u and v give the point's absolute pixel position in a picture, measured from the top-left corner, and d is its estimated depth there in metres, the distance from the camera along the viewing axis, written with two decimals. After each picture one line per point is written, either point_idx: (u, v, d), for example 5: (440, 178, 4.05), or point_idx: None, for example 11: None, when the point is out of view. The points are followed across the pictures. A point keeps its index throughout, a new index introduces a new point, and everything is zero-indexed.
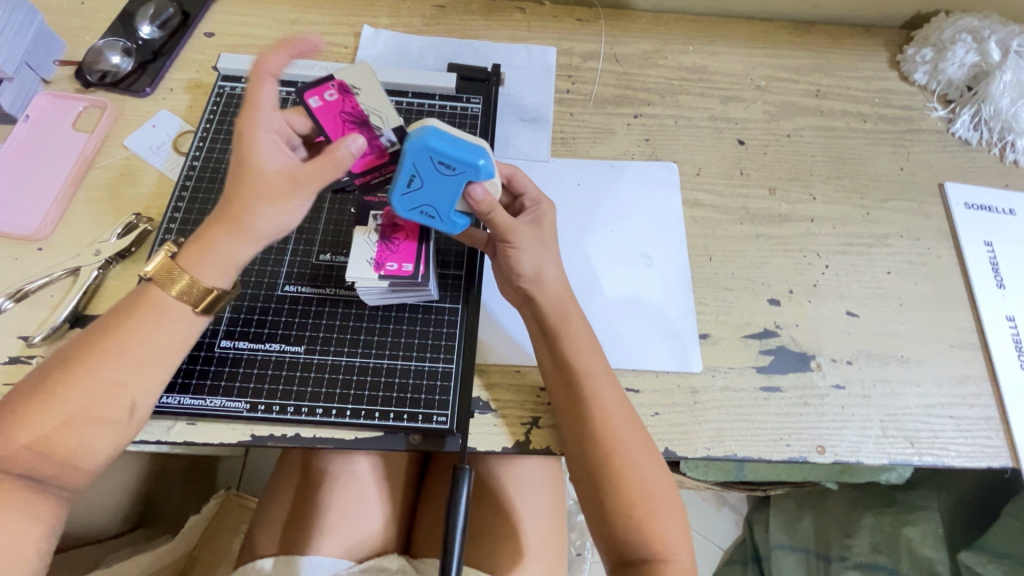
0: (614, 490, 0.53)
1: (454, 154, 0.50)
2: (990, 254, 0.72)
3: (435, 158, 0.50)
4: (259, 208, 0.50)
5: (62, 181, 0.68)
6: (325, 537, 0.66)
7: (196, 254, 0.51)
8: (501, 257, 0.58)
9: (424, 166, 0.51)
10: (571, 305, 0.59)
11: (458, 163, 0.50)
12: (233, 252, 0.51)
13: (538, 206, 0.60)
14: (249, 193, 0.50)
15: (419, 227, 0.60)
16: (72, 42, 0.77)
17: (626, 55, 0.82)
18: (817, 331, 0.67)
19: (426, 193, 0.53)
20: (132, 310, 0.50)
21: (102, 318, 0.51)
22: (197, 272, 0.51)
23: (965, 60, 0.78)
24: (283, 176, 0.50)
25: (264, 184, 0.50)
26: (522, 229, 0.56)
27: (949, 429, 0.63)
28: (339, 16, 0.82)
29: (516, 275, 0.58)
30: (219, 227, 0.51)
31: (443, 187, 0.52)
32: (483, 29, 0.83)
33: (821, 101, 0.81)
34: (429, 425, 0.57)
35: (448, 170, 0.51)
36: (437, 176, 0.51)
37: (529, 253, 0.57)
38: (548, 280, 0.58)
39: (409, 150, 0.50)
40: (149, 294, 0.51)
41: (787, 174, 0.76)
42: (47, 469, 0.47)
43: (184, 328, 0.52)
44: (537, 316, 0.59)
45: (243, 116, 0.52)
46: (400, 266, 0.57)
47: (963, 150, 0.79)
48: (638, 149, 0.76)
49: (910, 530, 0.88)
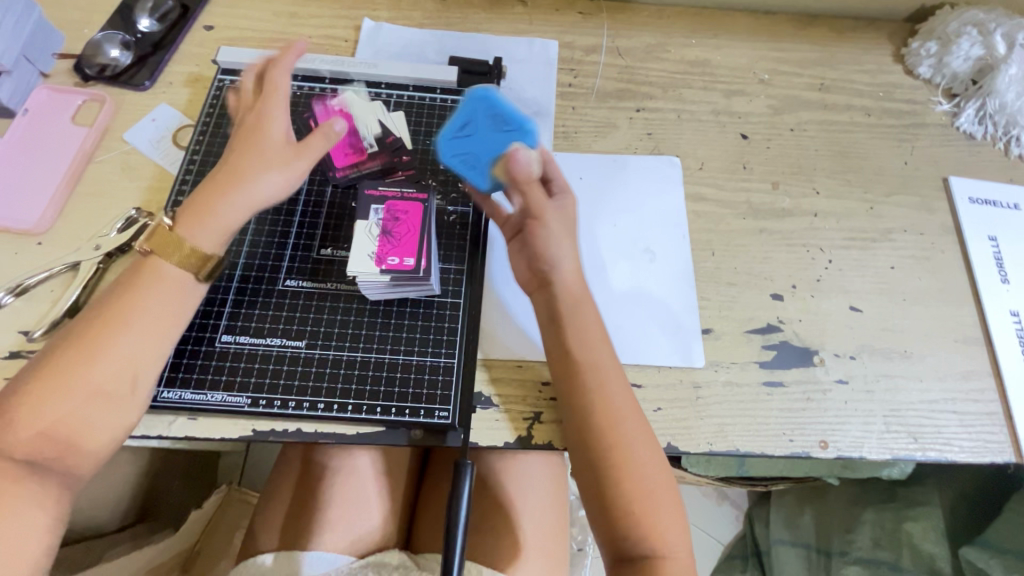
0: (617, 483, 0.53)
1: (508, 111, 0.60)
2: (994, 249, 0.72)
3: (491, 112, 0.60)
4: (264, 174, 0.55)
5: (62, 175, 0.67)
6: (327, 533, 0.66)
7: (192, 219, 0.54)
8: (527, 237, 0.59)
9: (481, 115, 0.61)
10: (587, 296, 0.59)
11: (510, 120, 0.60)
12: (228, 217, 0.54)
13: (566, 193, 0.61)
14: (255, 158, 0.55)
15: (420, 223, 0.60)
16: (70, 35, 0.77)
17: (628, 49, 0.82)
18: (820, 326, 0.67)
19: (473, 140, 0.61)
20: (130, 283, 0.52)
21: (101, 295, 0.52)
22: (190, 235, 0.53)
23: (970, 54, 0.77)
24: (288, 146, 0.56)
25: (271, 151, 0.55)
26: (552, 210, 0.59)
27: (952, 424, 0.63)
28: (339, 9, 0.82)
29: (539, 257, 0.58)
30: (220, 187, 0.54)
31: (490, 137, 0.60)
32: (485, 22, 0.82)
33: (824, 95, 0.80)
34: (431, 420, 0.57)
35: (499, 124, 0.60)
36: (487, 126, 0.60)
37: (557, 232, 0.58)
38: (570, 264, 0.58)
39: (469, 97, 0.61)
40: (146, 265, 0.53)
41: (790, 168, 0.75)
42: (53, 453, 0.47)
43: (182, 298, 0.53)
44: (548, 305, 0.58)
45: (265, 95, 0.58)
46: (401, 260, 0.58)
47: (967, 144, 0.78)
48: (641, 143, 0.76)
49: (912, 525, 0.88)
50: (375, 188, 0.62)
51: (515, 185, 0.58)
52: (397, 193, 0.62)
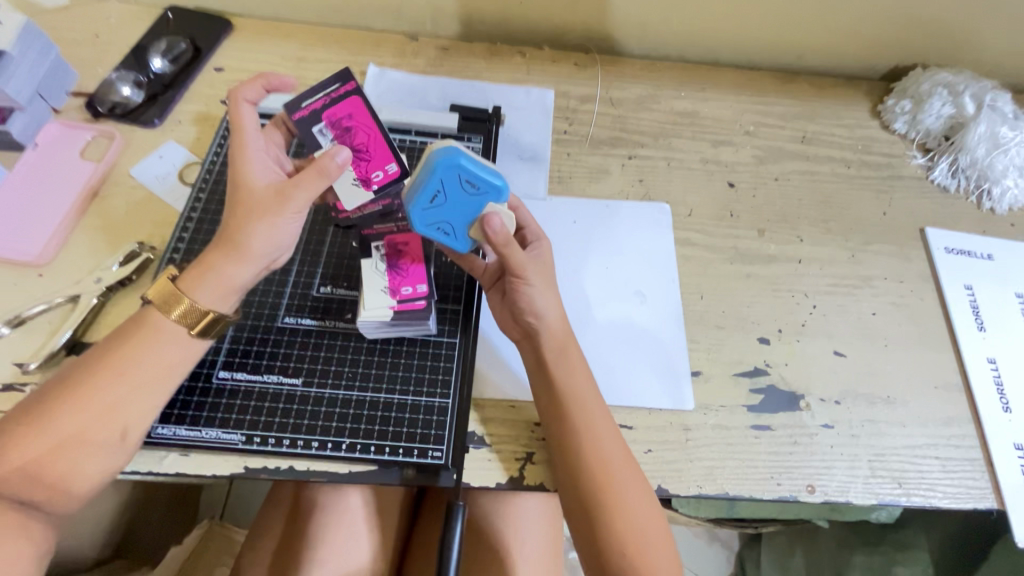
0: (606, 527, 0.54)
1: (481, 173, 0.54)
2: (970, 297, 0.75)
3: (462, 177, 0.54)
4: (253, 226, 0.53)
5: (65, 210, 0.68)
6: (315, 571, 0.66)
7: (195, 277, 0.53)
8: (510, 292, 0.60)
9: (450, 182, 0.54)
10: (571, 341, 0.60)
11: (482, 183, 0.54)
12: (231, 273, 0.53)
13: (540, 241, 0.62)
14: (242, 211, 0.53)
15: (371, 119, 0.59)
16: (84, 73, 0.79)
17: (621, 99, 0.86)
18: (806, 369, 0.68)
19: (445, 210, 0.56)
20: (134, 334, 0.52)
21: (103, 340, 0.52)
22: (195, 294, 0.53)
23: (942, 112, 0.82)
24: (272, 192, 0.53)
25: (254, 201, 0.53)
26: (534, 267, 0.59)
27: (935, 470, 0.64)
28: (346, 55, 0.86)
29: (525, 311, 0.59)
30: (217, 250, 0.53)
31: (463, 203, 0.56)
32: (485, 71, 0.86)
33: (807, 147, 0.85)
34: (424, 460, 0.57)
35: (472, 190, 0.55)
36: (460, 193, 0.55)
37: (540, 288, 0.59)
38: (553, 316, 0.59)
39: (436, 167, 0.53)
40: (148, 317, 0.52)
41: (776, 216, 0.79)
42: (36, 494, 0.47)
43: (181, 353, 0.53)
44: (537, 355, 0.60)
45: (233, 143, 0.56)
46: (379, 169, 0.59)
47: (942, 197, 0.82)
48: (633, 189, 0.79)
49: (901, 569, 0.87)
50: (298, 107, 0.58)
51: (495, 249, 0.56)
52: (324, 98, 0.59)
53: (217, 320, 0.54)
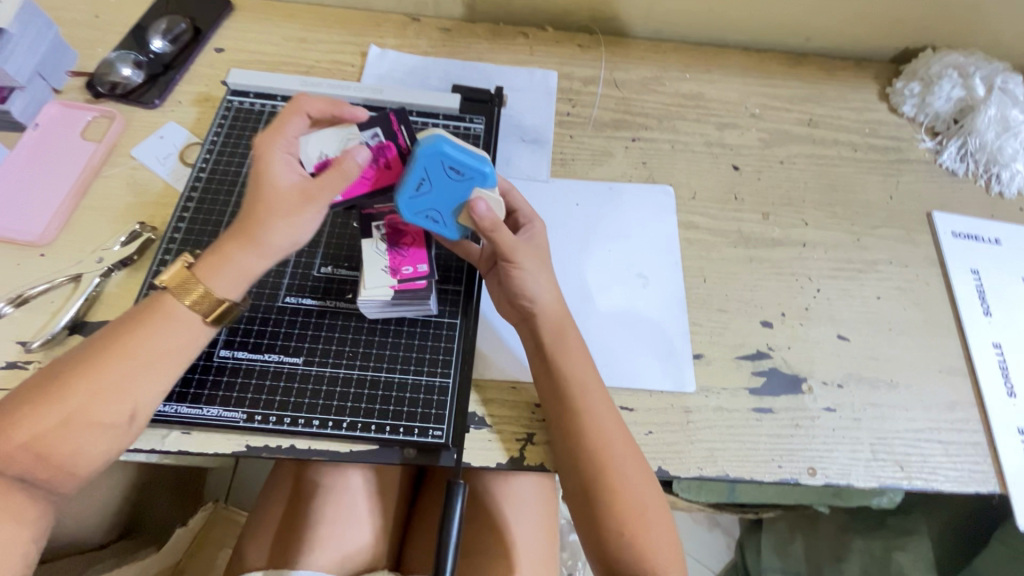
0: (606, 506, 0.54)
1: (463, 159, 0.53)
2: (977, 282, 0.74)
3: (445, 164, 0.53)
4: (273, 222, 0.52)
5: (67, 190, 0.68)
6: (316, 550, 0.66)
7: (211, 265, 0.53)
8: (503, 278, 0.59)
9: (434, 171, 0.54)
10: (568, 323, 0.60)
11: (467, 169, 0.54)
12: (248, 264, 0.53)
13: (532, 222, 0.62)
14: (263, 206, 0.53)
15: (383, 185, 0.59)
16: (84, 53, 0.79)
17: (625, 81, 0.85)
18: (809, 353, 0.68)
19: (433, 198, 0.56)
20: (145, 318, 0.52)
21: (114, 322, 0.52)
22: (212, 283, 0.53)
23: (951, 95, 0.80)
24: (296, 192, 0.53)
25: (277, 198, 0.53)
26: (524, 250, 0.59)
27: (938, 453, 0.64)
28: (347, 35, 0.85)
29: (519, 295, 0.59)
30: (234, 241, 0.53)
31: (450, 191, 0.55)
32: (488, 52, 0.85)
33: (813, 130, 0.84)
34: (424, 439, 0.57)
35: (457, 176, 0.54)
36: (446, 181, 0.54)
37: (532, 272, 0.59)
38: (548, 298, 0.59)
39: (420, 155, 0.53)
40: (162, 302, 0.52)
41: (781, 200, 0.78)
42: (42, 472, 0.48)
43: (191, 338, 0.53)
44: (534, 337, 0.59)
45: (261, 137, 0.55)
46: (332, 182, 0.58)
47: (950, 181, 0.81)
48: (636, 172, 0.78)
49: (901, 555, 0.87)
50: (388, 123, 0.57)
51: (482, 234, 0.56)
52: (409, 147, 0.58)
53: (230, 308, 0.54)
